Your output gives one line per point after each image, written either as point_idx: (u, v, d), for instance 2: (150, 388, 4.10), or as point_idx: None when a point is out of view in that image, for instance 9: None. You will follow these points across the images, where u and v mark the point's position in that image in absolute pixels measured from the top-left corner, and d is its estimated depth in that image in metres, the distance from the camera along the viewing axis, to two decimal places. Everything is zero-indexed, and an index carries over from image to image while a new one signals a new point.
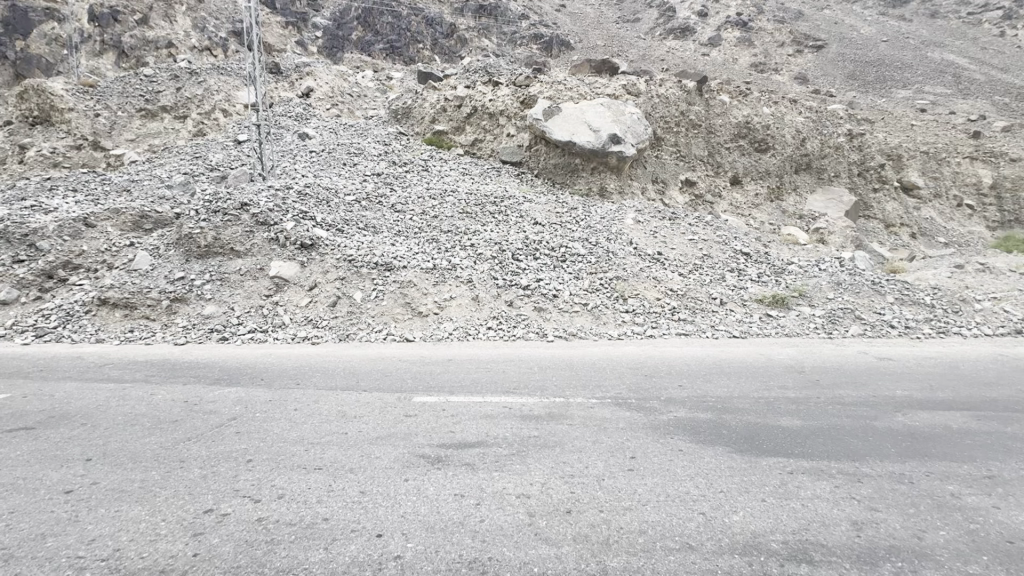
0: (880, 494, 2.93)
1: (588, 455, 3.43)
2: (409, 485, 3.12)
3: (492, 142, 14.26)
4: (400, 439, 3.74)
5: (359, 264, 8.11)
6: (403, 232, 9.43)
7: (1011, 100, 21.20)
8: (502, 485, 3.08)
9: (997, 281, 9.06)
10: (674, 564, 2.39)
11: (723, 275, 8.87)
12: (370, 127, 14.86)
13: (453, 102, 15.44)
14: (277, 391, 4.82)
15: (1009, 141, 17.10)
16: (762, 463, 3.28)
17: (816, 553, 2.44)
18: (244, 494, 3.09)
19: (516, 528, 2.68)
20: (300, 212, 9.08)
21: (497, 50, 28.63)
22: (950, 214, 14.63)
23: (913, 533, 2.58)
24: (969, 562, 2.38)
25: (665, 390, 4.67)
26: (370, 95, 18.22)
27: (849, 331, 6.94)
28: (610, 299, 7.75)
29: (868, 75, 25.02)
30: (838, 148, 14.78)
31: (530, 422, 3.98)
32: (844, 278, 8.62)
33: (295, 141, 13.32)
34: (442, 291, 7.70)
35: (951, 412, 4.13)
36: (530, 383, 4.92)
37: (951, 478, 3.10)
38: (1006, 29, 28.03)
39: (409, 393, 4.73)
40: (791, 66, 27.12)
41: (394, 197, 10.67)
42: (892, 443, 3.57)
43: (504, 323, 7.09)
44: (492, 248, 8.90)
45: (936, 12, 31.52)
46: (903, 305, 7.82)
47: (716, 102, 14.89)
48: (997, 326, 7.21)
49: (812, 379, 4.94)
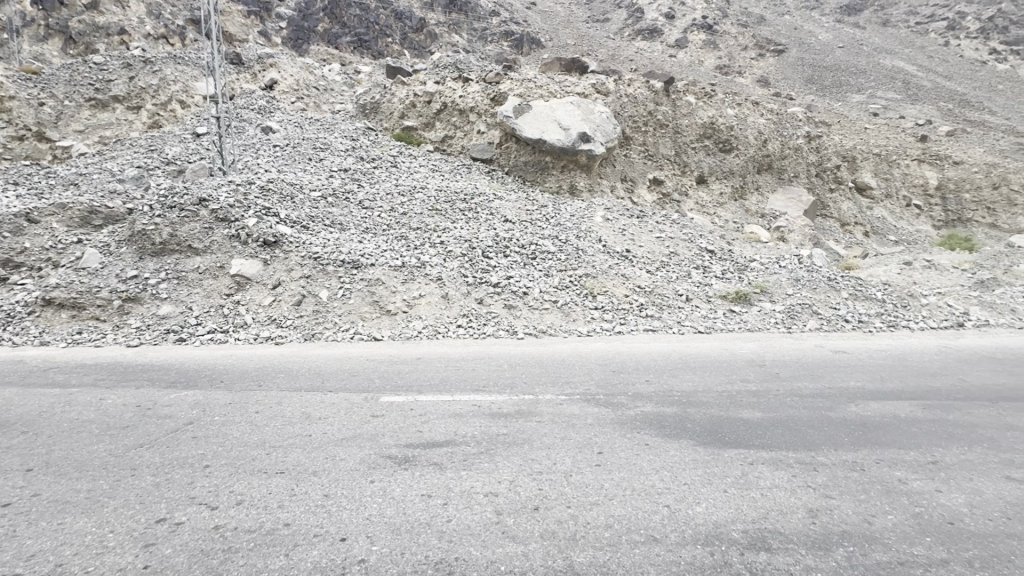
0: (834, 481, 3.06)
1: (556, 451, 3.45)
2: (374, 486, 3.06)
3: (462, 140, 14.19)
4: (366, 440, 3.67)
5: (324, 261, 7.90)
6: (371, 229, 9.25)
7: (954, 106, 22.47)
8: (469, 484, 3.05)
9: (942, 277, 9.60)
10: (639, 557, 2.43)
11: (689, 272, 9.08)
12: (336, 121, 14.52)
13: (422, 97, 15.26)
14: (237, 393, 4.66)
15: (952, 145, 18.14)
16: (724, 455, 3.36)
17: (773, 541, 2.52)
18: (200, 502, 2.96)
19: (483, 527, 2.66)
20: (263, 208, 8.79)
21: (467, 46, 28.45)
22: (899, 214, 15.40)
23: (864, 518, 2.70)
24: (914, 544, 2.50)
25: (632, 385, 4.74)
26: (337, 89, 17.82)
27: (807, 326, 7.23)
28: (579, 296, 7.82)
29: (825, 79, 26.05)
30: (797, 149, 15.35)
31: (499, 419, 3.96)
32: (802, 274, 8.98)
33: (258, 135, 12.88)
34: (411, 289, 7.59)
35: (898, 401, 4.35)
36: (499, 380, 4.91)
37: (898, 464, 3.26)
38: (949, 39, 29.73)
39: (376, 392, 4.65)
40: (753, 69, 27.98)
41: (362, 194, 10.47)
42: (845, 433, 3.72)
43: (474, 321, 7.05)
44: (462, 245, 8.83)
45: (887, 20, 33.09)
46: (856, 300, 8.19)
47: (682, 103, 15.23)
48: (941, 319, 7.63)
49: (771, 372, 5.12)
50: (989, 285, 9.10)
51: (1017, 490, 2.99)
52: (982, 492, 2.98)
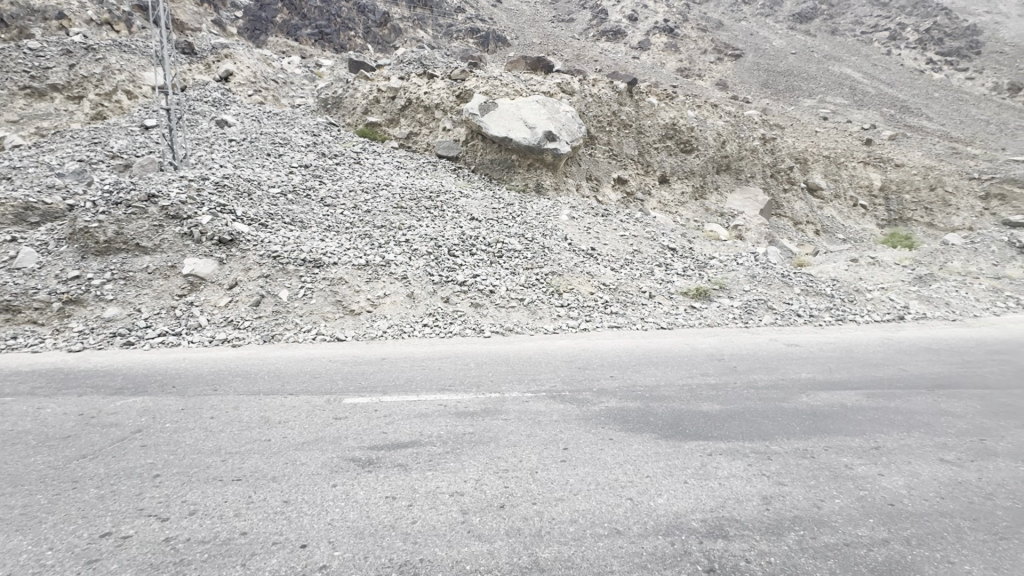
0: (786, 469, 3.20)
1: (522, 448, 3.46)
2: (337, 490, 2.99)
3: (428, 137, 14.06)
4: (329, 444, 3.57)
5: (284, 261, 7.65)
6: (334, 226, 9.02)
7: (896, 112, 23.86)
8: (436, 484, 3.03)
9: (885, 273, 10.20)
10: (603, 549, 2.46)
11: (651, 269, 9.30)
12: (297, 116, 14.10)
13: (386, 93, 15.04)
14: (191, 398, 4.45)
15: (894, 149, 19.26)
16: (685, 447, 3.46)
17: (731, 528, 2.61)
18: (149, 513, 2.81)
19: (448, 527, 2.64)
20: (218, 205, 8.46)
21: (432, 42, 28.14)
22: (847, 214, 16.23)
23: (813, 503, 2.84)
24: (859, 526, 2.64)
25: (597, 381, 4.81)
26: (298, 83, 17.31)
27: (763, 320, 7.53)
28: (545, 294, 7.89)
29: (779, 84, 27.15)
30: (753, 150, 15.94)
31: (464, 419, 3.94)
32: (758, 271, 9.35)
33: (212, 128, 12.34)
34: (376, 288, 7.46)
35: (846, 391, 4.59)
36: (466, 379, 4.88)
37: (844, 451, 3.43)
38: (891, 49, 31.55)
39: (340, 394, 4.54)
40: (712, 72, 28.86)
41: (324, 190, 10.21)
42: (798, 422, 3.90)
43: (440, 320, 7.00)
44: (428, 243, 8.75)
45: (836, 29, 34.75)
46: (807, 295, 8.60)
47: (645, 104, 15.55)
48: (884, 312, 8.11)
49: (729, 365, 5.32)
50: (926, 280, 9.76)
51: (949, 471, 3.21)
52: (919, 473, 3.18)
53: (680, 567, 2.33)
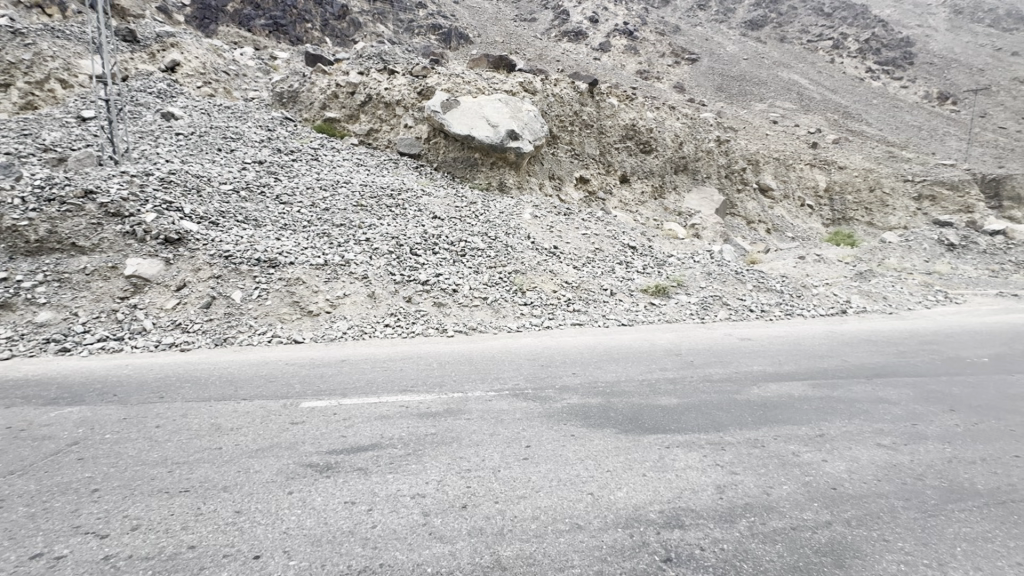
0: (739, 458, 3.33)
1: (485, 447, 3.45)
2: (293, 498, 2.89)
3: (388, 134, 13.82)
4: (285, 450, 3.46)
5: (236, 261, 7.33)
6: (290, 224, 8.72)
7: (839, 117, 25.23)
8: (396, 487, 2.98)
9: (830, 269, 10.80)
10: (564, 545, 2.48)
11: (613, 267, 9.47)
12: (250, 109, 13.53)
13: (345, 89, 14.69)
14: (134, 407, 4.21)
15: (837, 152, 20.39)
16: (644, 441, 3.55)
17: (687, 518, 2.68)
18: (86, 531, 2.63)
19: (409, 529, 2.60)
20: (163, 202, 8.03)
21: (393, 37, 27.66)
22: (795, 213, 17.05)
23: (763, 490, 2.97)
24: (804, 510, 2.77)
25: (560, 378, 4.86)
26: (251, 76, 16.62)
27: (718, 316, 7.82)
28: (508, 292, 7.91)
29: (733, 88, 28.17)
30: (709, 151, 16.49)
31: (427, 419, 3.90)
32: (713, 268, 9.69)
33: (157, 121, 11.67)
34: (335, 288, 7.27)
35: (794, 382, 4.82)
36: (429, 380, 4.83)
37: (791, 439, 3.61)
38: (835, 56, 33.34)
39: (296, 398, 4.40)
40: (670, 75, 29.63)
41: (280, 187, 9.86)
42: (749, 413, 4.06)
43: (402, 320, 6.89)
44: (389, 242, 8.59)
45: (784, 36, 36.34)
46: (759, 291, 8.99)
47: (606, 104, 15.81)
48: (829, 307, 8.58)
49: (686, 360, 5.49)
50: (866, 276, 10.40)
51: (885, 454, 3.43)
52: (859, 458, 3.38)
53: (639, 558, 2.37)
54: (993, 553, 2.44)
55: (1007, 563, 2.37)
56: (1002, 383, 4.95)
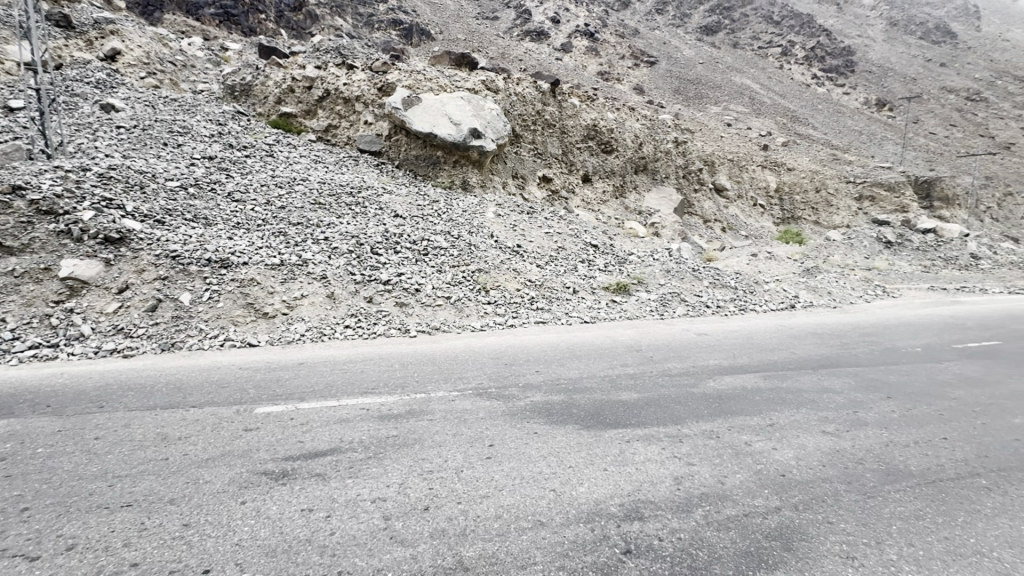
0: (695, 450, 3.44)
1: (448, 448, 3.42)
2: (247, 508, 2.77)
3: (348, 131, 13.50)
4: (237, 458, 3.31)
5: (184, 261, 6.97)
6: (243, 223, 8.36)
7: (787, 121, 26.45)
8: (356, 492, 2.91)
9: (780, 266, 11.35)
10: (527, 542, 2.48)
11: (575, 266, 9.59)
12: (199, 102, 12.89)
13: (302, 83, 14.25)
14: (70, 418, 3.93)
15: (786, 154, 21.38)
16: (605, 436, 3.61)
17: (646, 510, 2.74)
18: (15, 553, 2.43)
19: (370, 535, 2.54)
20: (103, 199, 7.55)
21: (352, 31, 27.00)
22: (748, 212, 17.76)
23: (718, 479, 3.07)
24: (756, 497, 2.89)
25: (523, 377, 4.88)
26: (200, 66, 15.82)
27: (677, 312, 8.05)
28: (472, 291, 7.88)
29: (689, 92, 29.03)
30: (667, 152, 16.96)
31: (388, 422, 3.83)
32: (672, 266, 9.97)
33: (95, 112, 10.94)
34: (292, 288, 7.04)
35: (747, 374, 5.02)
36: (390, 382, 4.74)
37: (744, 430, 3.75)
38: (784, 62, 34.91)
39: (250, 404, 4.23)
40: (630, 77, 30.25)
41: (231, 184, 9.45)
42: (705, 405, 4.20)
43: (363, 321, 6.73)
44: (349, 241, 8.39)
45: (738, 41, 37.71)
46: (714, 287, 9.33)
47: (568, 105, 15.97)
48: (779, 302, 8.99)
49: (645, 356, 5.62)
50: (812, 273, 11.00)
51: (829, 441, 3.62)
52: (805, 445, 3.55)
53: (600, 552, 2.40)
54: (925, 529, 2.62)
55: (936, 538, 2.55)
56: (932, 371, 5.34)
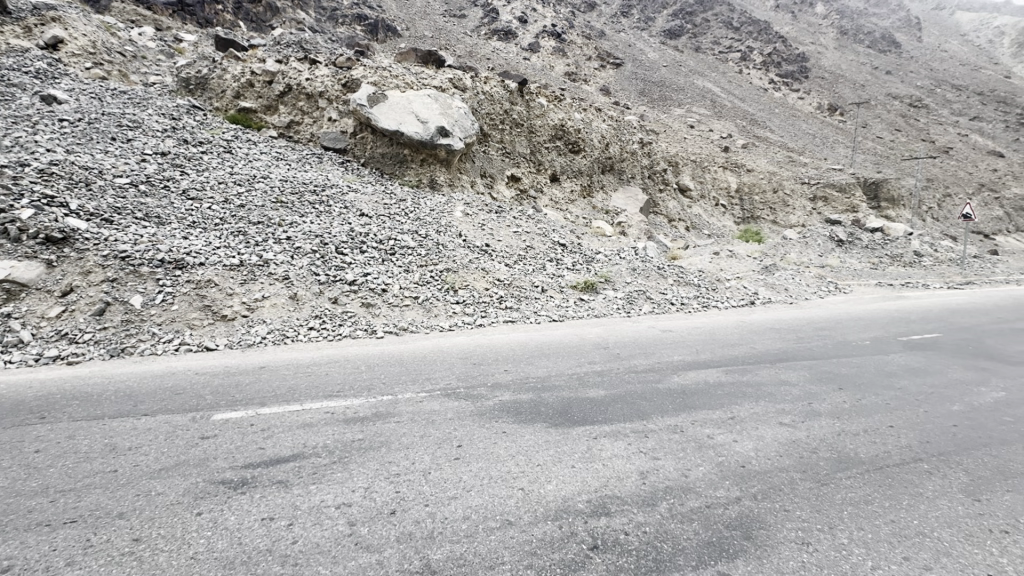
0: (660, 444, 3.51)
1: (415, 450, 3.38)
2: (203, 519, 2.65)
3: (311, 127, 13.17)
4: (192, 467, 3.17)
5: (135, 262, 6.61)
6: (199, 221, 8.02)
7: (747, 123, 27.39)
8: (320, 498, 2.83)
9: (740, 264, 11.75)
10: (495, 542, 2.47)
11: (544, 265, 9.64)
12: (150, 95, 12.27)
13: (261, 77, 13.80)
14: (7, 431, 3.67)
15: (746, 156, 22.14)
16: (573, 433, 3.63)
17: (613, 505, 2.78)
18: None
19: (334, 542, 2.47)
20: (44, 197, 7.10)
21: (315, 26, 26.29)
22: (710, 212, 18.28)
23: (682, 472, 3.15)
24: (717, 488, 2.97)
25: (492, 376, 4.87)
26: (151, 57, 15.06)
27: (643, 309, 8.22)
28: (440, 291, 7.82)
29: (654, 94, 29.65)
30: (633, 153, 17.29)
31: (354, 425, 3.75)
32: (638, 264, 10.17)
33: (35, 104, 10.25)
34: (252, 290, 6.81)
35: (711, 370, 5.17)
36: (357, 384, 4.64)
37: (707, 423, 3.86)
38: (743, 67, 36.10)
39: (207, 410, 4.07)
40: (597, 78, 30.66)
41: (186, 181, 9.04)
42: (669, 401, 4.30)
43: (328, 322, 6.58)
44: (312, 241, 8.17)
45: (700, 45, 38.74)
46: (678, 285, 9.59)
47: (535, 104, 16.03)
48: (739, 298, 9.31)
49: (613, 353, 5.70)
50: (770, 270, 11.44)
51: (786, 432, 3.76)
52: (764, 436, 3.68)
53: (567, 548, 2.42)
54: (874, 514, 2.75)
55: (884, 521, 2.68)
56: (880, 363, 5.63)
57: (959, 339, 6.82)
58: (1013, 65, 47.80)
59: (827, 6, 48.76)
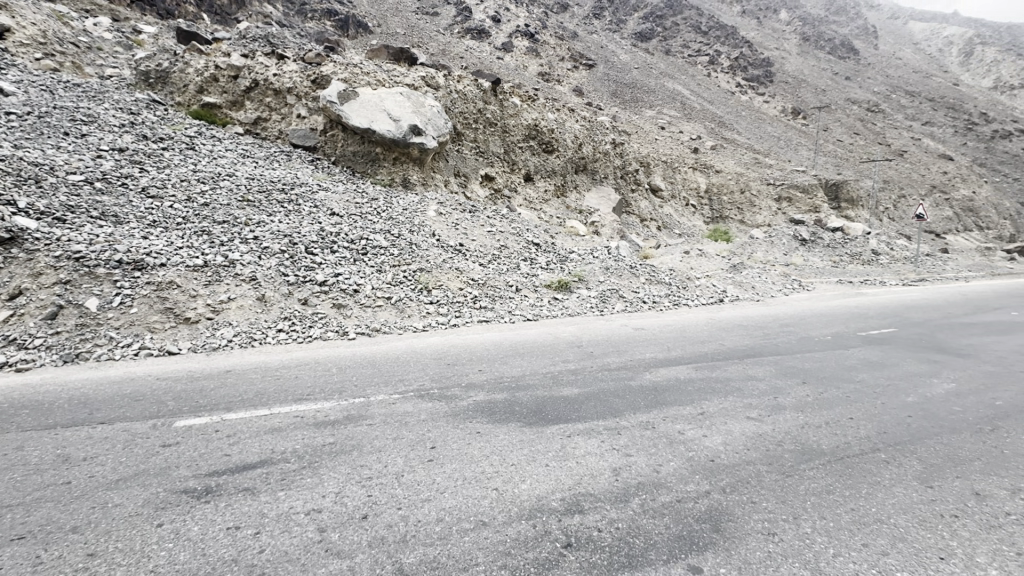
0: (633, 440, 3.56)
1: (388, 453, 3.33)
2: (164, 530, 2.54)
3: (279, 124, 12.84)
4: (152, 477, 3.04)
5: (90, 263, 6.31)
6: (161, 220, 7.71)
7: (715, 125, 28.10)
8: (289, 505, 2.75)
9: (710, 263, 12.04)
10: (469, 544, 2.46)
11: (518, 264, 9.67)
12: (107, 88, 11.73)
13: (226, 71, 13.38)
14: None
15: (714, 157, 22.69)
16: (547, 432, 3.65)
17: (586, 503, 2.81)
18: None
19: (303, 549, 2.41)
20: None
21: (283, 20, 25.62)
22: (681, 212, 18.65)
23: (654, 468, 3.20)
24: (688, 483, 3.04)
25: (466, 376, 4.84)
26: (108, 48, 14.39)
27: (616, 308, 8.33)
28: (413, 291, 7.74)
29: (626, 95, 30.07)
30: (605, 153, 17.50)
31: (324, 429, 3.67)
32: (611, 263, 10.30)
33: None
34: (217, 291, 6.59)
35: (681, 366, 5.28)
36: (327, 387, 4.54)
37: (677, 419, 3.93)
38: (711, 70, 37.01)
39: (169, 417, 3.91)
40: (570, 78, 30.90)
41: (146, 179, 8.68)
42: (642, 397, 4.36)
43: (297, 324, 6.42)
44: (281, 241, 7.96)
45: (670, 47, 39.49)
46: (650, 284, 9.76)
47: (508, 104, 16.05)
48: (709, 296, 9.54)
49: (586, 351, 5.76)
50: (737, 269, 11.77)
51: (753, 425, 3.87)
52: (732, 431, 3.78)
53: (541, 547, 2.42)
54: (835, 503, 2.86)
55: (844, 510, 2.79)
56: (841, 357, 5.85)
57: (912, 334, 7.16)
58: (960, 74, 50.53)
59: (790, 13, 50.52)
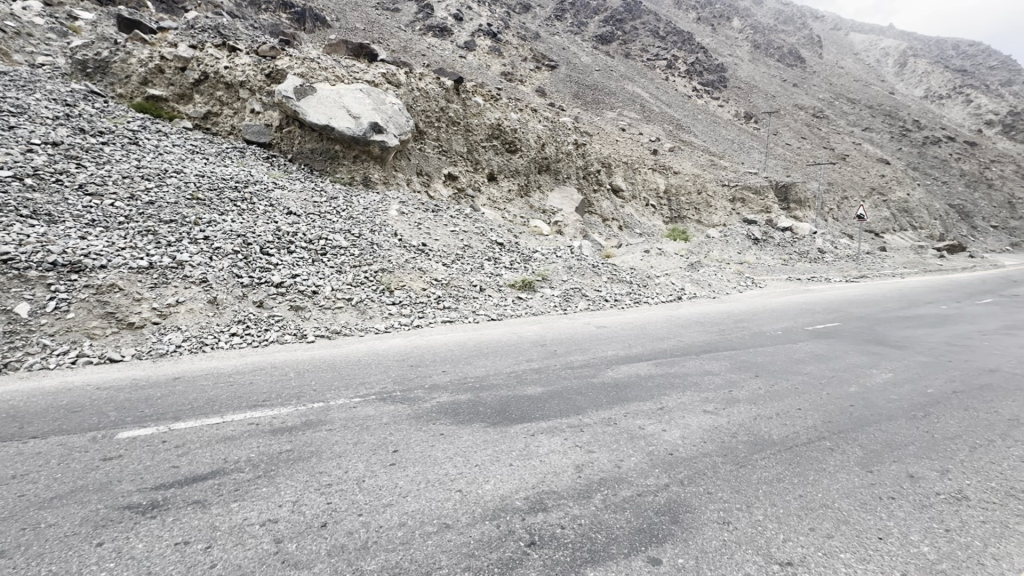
0: (595, 437, 3.62)
1: (348, 458, 3.25)
2: (104, 549, 2.39)
3: (231, 119, 12.32)
4: (91, 493, 2.85)
5: (20, 265, 5.86)
6: (101, 219, 7.24)
7: (673, 128, 28.96)
8: (243, 516, 2.64)
9: (668, 262, 12.40)
10: (432, 547, 2.42)
11: (482, 264, 9.64)
12: (38, 77, 10.91)
13: (173, 63, 12.72)
14: None
15: (672, 159, 23.36)
16: (510, 431, 3.66)
17: (549, 501, 2.83)
18: None
19: (259, 561, 2.31)
20: None
21: (235, 10, 24.55)
22: (641, 212, 19.11)
23: (615, 463, 3.27)
24: (648, 476, 3.11)
25: (429, 378, 4.79)
26: (39, 34, 13.38)
27: (579, 306, 8.45)
28: (375, 292, 7.59)
29: (588, 96, 30.52)
30: (567, 153, 17.73)
31: (280, 435, 3.55)
32: (574, 263, 10.45)
33: None
34: (165, 293, 6.26)
35: (641, 363, 5.39)
36: (285, 392, 4.38)
37: (638, 415, 4.02)
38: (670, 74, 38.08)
39: (111, 429, 3.68)
40: (533, 79, 31.08)
41: (83, 175, 8.13)
42: (604, 395, 4.43)
43: (252, 327, 6.18)
44: (233, 241, 7.63)
45: (630, 50, 40.36)
46: (611, 282, 9.96)
47: (471, 103, 15.99)
48: (667, 294, 9.83)
49: (550, 350, 5.79)
50: (695, 267, 12.17)
51: (709, 419, 4.01)
52: (689, 424, 3.90)
53: (505, 547, 2.42)
54: (784, 490, 3.00)
55: (793, 496, 2.93)
56: (791, 351, 6.13)
57: (855, 327, 7.59)
58: (896, 83, 54.08)
59: (742, 21, 52.68)
